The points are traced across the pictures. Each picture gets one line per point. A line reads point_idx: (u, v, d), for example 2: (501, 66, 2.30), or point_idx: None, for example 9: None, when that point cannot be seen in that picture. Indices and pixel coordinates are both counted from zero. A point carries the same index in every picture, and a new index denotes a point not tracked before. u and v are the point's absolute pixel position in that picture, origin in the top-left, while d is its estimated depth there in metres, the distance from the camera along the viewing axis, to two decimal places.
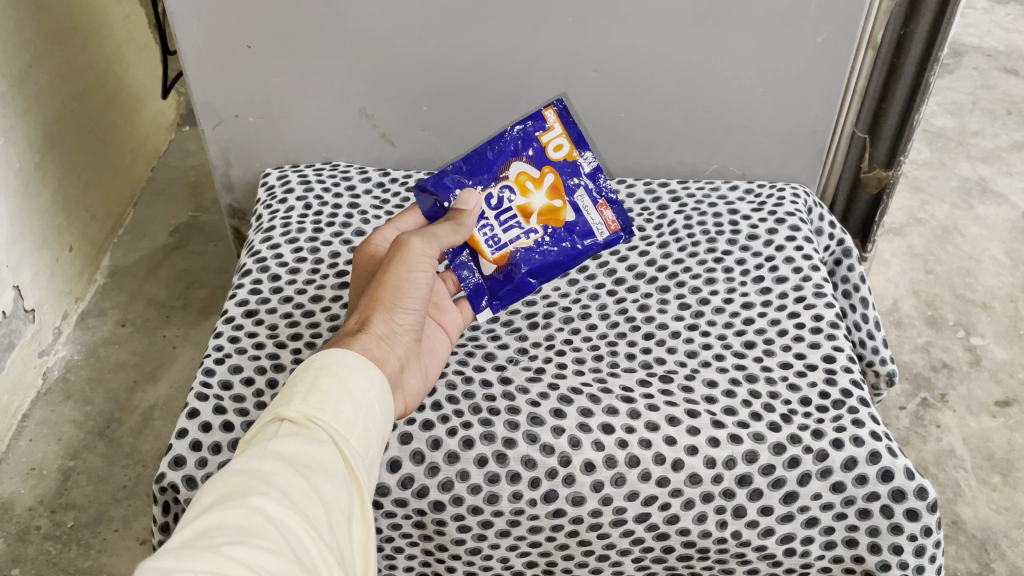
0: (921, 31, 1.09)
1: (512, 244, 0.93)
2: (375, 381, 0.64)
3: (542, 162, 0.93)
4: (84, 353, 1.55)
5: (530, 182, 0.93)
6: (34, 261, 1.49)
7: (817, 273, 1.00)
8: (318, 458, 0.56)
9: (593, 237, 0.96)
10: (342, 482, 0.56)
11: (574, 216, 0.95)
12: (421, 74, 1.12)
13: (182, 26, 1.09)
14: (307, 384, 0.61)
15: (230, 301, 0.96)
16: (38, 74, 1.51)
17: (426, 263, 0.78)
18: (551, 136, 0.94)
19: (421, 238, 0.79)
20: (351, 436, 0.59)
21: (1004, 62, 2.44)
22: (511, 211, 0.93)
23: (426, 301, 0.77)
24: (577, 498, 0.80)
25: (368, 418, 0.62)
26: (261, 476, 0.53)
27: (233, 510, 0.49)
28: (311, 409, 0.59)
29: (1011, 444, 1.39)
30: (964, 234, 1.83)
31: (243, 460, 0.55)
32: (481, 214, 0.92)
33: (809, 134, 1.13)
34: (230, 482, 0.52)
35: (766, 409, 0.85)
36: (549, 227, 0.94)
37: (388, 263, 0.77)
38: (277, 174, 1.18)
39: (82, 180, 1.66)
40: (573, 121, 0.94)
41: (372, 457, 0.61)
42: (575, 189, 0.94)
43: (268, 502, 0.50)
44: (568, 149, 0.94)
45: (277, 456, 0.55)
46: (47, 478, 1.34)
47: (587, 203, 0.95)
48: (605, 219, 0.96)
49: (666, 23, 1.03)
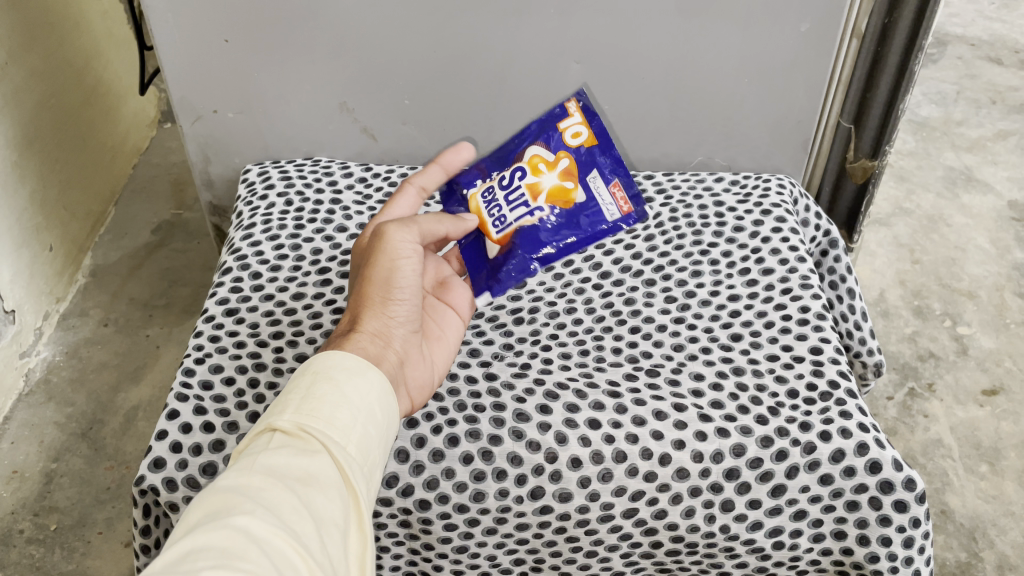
0: (905, 20, 1.08)
1: (517, 223, 0.88)
2: (375, 384, 0.63)
3: (557, 146, 0.88)
4: (66, 353, 1.53)
5: (542, 164, 0.88)
6: (14, 260, 1.47)
7: (803, 265, 0.99)
8: (311, 471, 0.55)
9: (601, 219, 0.88)
10: (336, 495, 0.55)
11: (586, 198, 0.88)
12: (402, 68, 1.10)
13: (159, 20, 1.07)
14: (302, 391, 0.60)
15: (211, 300, 0.95)
16: (16, 72, 1.49)
17: (409, 248, 0.74)
18: (569, 124, 0.88)
19: (400, 224, 0.75)
20: (347, 444, 0.58)
21: (988, 51, 2.45)
22: (519, 189, 0.88)
23: (419, 285, 0.74)
24: (563, 494, 0.79)
25: (368, 423, 0.61)
26: (249, 493, 0.52)
27: (216, 530, 0.47)
28: (304, 418, 0.58)
29: (998, 433, 1.40)
30: (950, 223, 1.83)
31: (233, 475, 0.54)
32: (490, 189, 0.89)
33: (794, 125, 1.12)
34: (218, 500, 0.51)
35: (754, 401, 0.84)
36: (556, 207, 0.88)
37: (370, 255, 0.74)
38: (258, 170, 1.16)
39: (61, 178, 1.63)
40: (595, 113, 0.88)
41: (372, 466, 0.60)
42: (590, 169, 0.88)
43: (254, 522, 0.49)
44: (587, 136, 0.88)
45: (266, 470, 0.54)
46: (30, 481, 1.32)
47: (600, 184, 0.88)
48: (616, 199, 0.88)
49: (648, 15, 1.02)
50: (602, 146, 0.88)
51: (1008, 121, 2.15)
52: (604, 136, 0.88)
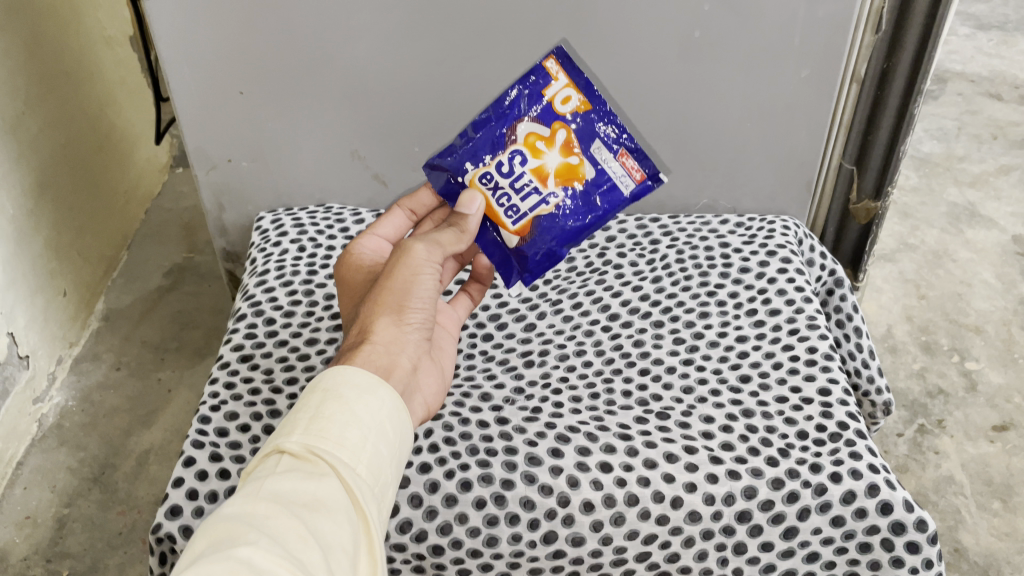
0: (904, 64, 1.09)
1: (533, 212, 0.87)
2: (385, 401, 0.63)
3: (551, 119, 0.86)
4: (78, 398, 1.54)
5: (541, 142, 0.86)
6: (28, 307, 1.49)
7: (809, 305, 1.00)
8: (320, 494, 0.56)
9: (616, 193, 0.88)
10: (345, 518, 0.56)
11: (594, 173, 0.87)
12: (412, 115, 1.13)
13: (176, 73, 1.10)
14: (311, 410, 0.60)
15: (225, 346, 0.97)
16: (33, 121, 1.52)
17: (431, 266, 0.75)
18: (556, 89, 0.86)
19: (425, 243, 0.76)
20: (357, 464, 0.59)
21: (987, 86, 2.48)
22: (525, 176, 0.86)
23: (436, 300, 0.76)
24: (576, 539, 0.80)
25: (378, 441, 0.61)
26: (256, 520, 0.53)
27: (220, 559, 0.48)
28: (313, 440, 0.59)
29: (1010, 469, 1.39)
30: (955, 258, 1.84)
31: (240, 500, 0.55)
32: (495, 184, 0.86)
33: (797, 168, 1.14)
34: (223, 527, 0.52)
35: (764, 443, 0.85)
36: (568, 189, 0.87)
37: (391, 266, 0.75)
38: (271, 218, 1.18)
39: (75, 224, 1.66)
40: (576, 67, 0.86)
41: (382, 485, 0.61)
42: (592, 141, 0.87)
43: (259, 549, 0.49)
44: (577, 100, 0.86)
45: (274, 495, 0.55)
46: (42, 526, 1.32)
47: (606, 155, 0.87)
48: (628, 169, 0.88)
49: (651, 62, 1.05)
50: (597, 110, 0.86)
51: (1010, 156, 2.17)
52: (593, 97, 0.87)
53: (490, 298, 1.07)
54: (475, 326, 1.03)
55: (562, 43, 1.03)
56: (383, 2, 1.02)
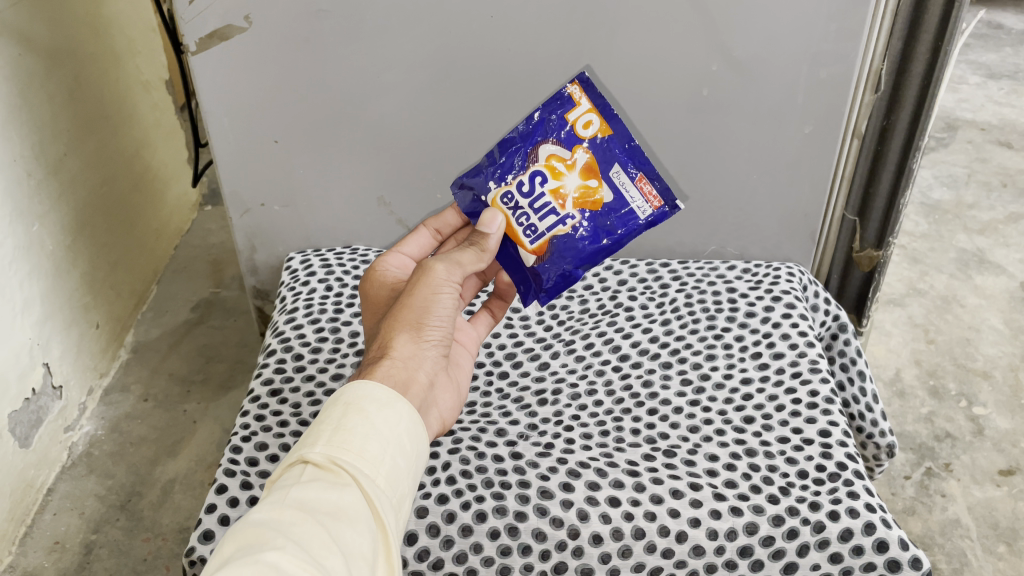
0: (903, 121, 1.15)
1: (549, 233, 0.88)
2: (403, 415, 0.65)
3: (573, 142, 0.87)
4: (107, 428, 1.60)
5: (561, 164, 0.87)
6: (63, 338, 1.56)
7: (812, 350, 1.04)
8: (341, 504, 0.57)
9: (633, 217, 0.88)
10: (365, 527, 0.58)
11: (612, 197, 0.87)
12: (435, 163, 1.19)
13: (215, 122, 1.17)
14: (333, 422, 0.62)
15: (256, 380, 1.02)
16: (73, 161, 1.60)
17: (450, 285, 0.76)
18: (578, 113, 0.87)
19: (445, 262, 0.77)
20: (377, 476, 0.60)
21: (998, 135, 2.53)
22: (544, 197, 0.87)
23: (454, 317, 0.76)
24: (586, 570, 0.83)
25: (397, 454, 0.62)
26: (279, 529, 0.55)
27: (247, 564, 0.51)
28: (335, 451, 0.60)
29: (1016, 513, 1.42)
30: (963, 304, 1.88)
31: (266, 508, 0.57)
32: (515, 203, 0.87)
33: (802, 218, 1.19)
34: (250, 534, 0.54)
35: (766, 482, 0.89)
36: (586, 211, 0.87)
37: (411, 284, 0.76)
38: (300, 259, 1.24)
39: (110, 260, 1.73)
40: (599, 92, 0.87)
41: (403, 495, 0.62)
42: (611, 165, 0.87)
43: (284, 557, 0.52)
44: (599, 124, 0.87)
45: (298, 503, 0.57)
46: (70, 551, 1.37)
47: (624, 179, 0.87)
48: (645, 194, 0.87)
49: (663, 117, 1.11)
50: (618, 136, 0.87)
51: (1019, 204, 2.21)
52: (616, 123, 0.87)
53: (506, 338, 1.12)
54: (492, 364, 1.08)
55: (585, 68, 1.07)
56: (411, 60, 1.09)
